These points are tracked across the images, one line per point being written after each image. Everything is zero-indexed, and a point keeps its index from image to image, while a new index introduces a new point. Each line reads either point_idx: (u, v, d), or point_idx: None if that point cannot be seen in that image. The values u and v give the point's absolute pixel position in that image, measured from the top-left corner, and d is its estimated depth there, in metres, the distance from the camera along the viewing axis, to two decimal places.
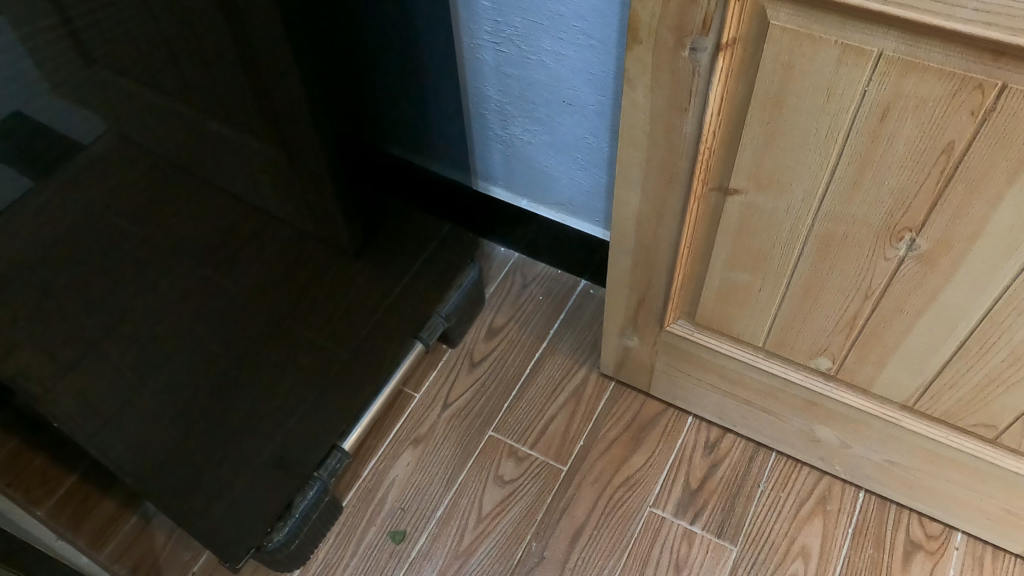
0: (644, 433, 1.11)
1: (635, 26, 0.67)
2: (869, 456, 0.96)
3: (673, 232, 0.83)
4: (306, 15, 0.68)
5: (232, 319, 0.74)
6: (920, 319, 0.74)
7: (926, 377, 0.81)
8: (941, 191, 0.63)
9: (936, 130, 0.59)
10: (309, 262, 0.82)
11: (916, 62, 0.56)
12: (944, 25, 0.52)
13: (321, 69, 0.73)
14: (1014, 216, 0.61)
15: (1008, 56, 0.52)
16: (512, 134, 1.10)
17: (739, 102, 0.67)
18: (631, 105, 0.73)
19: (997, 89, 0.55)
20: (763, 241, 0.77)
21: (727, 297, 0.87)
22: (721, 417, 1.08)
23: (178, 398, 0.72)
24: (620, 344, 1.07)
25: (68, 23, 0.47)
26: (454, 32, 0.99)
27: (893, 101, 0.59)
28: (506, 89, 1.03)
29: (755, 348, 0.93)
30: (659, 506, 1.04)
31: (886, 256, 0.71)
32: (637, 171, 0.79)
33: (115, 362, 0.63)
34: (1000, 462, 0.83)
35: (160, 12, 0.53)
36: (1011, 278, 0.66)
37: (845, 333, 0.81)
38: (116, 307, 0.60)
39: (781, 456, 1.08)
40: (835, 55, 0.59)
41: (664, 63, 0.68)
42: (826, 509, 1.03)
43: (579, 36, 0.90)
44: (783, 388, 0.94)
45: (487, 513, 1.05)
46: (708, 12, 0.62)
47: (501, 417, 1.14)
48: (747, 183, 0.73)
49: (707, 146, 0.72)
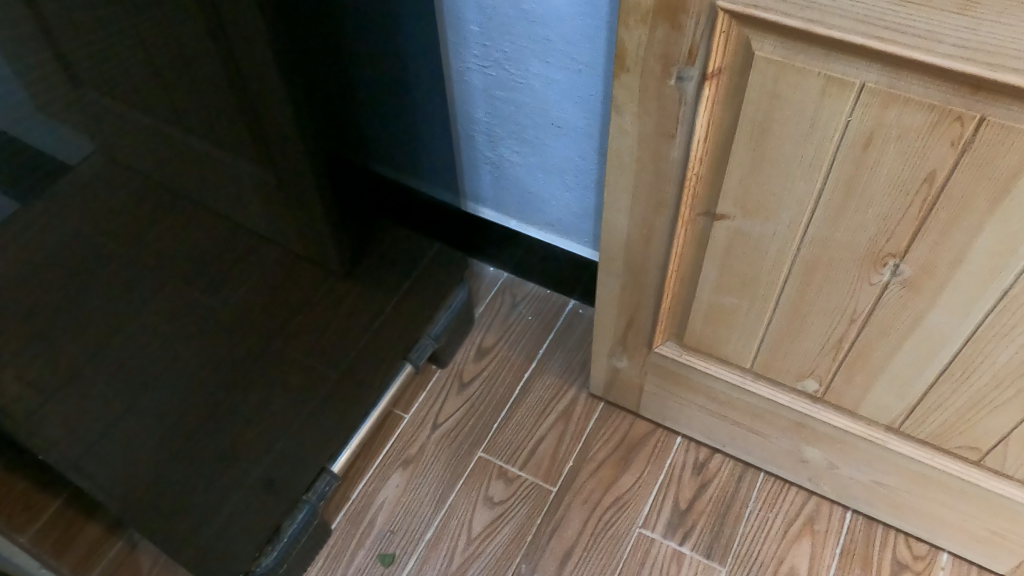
0: (633, 453, 1.11)
1: (622, 55, 0.68)
2: (855, 476, 0.97)
3: (661, 255, 0.84)
4: (295, 43, 0.69)
5: (221, 344, 0.74)
6: (904, 343, 0.75)
7: (910, 400, 0.82)
8: (924, 218, 0.64)
9: (918, 160, 0.60)
10: (299, 286, 0.82)
11: (897, 93, 0.57)
12: (923, 59, 0.53)
13: (311, 95, 0.73)
14: (994, 244, 0.62)
15: (986, 90, 0.54)
16: (501, 156, 1.10)
17: (726, 130, 0.68)
18: (619, 131, 0.74)
19: (976, 121, 0.56)
20: (749, 265, 0.78)
21: (715, 319, 0.88)
22: (710, 437, 1.08)
23: (165, 422, 0.72)
24: (609, 365, 1.07)
25: (56, 49, 0.47)
26: (444, 55, 1.00)
27: (875, 131, 0.60)
28: (494, 111, 1.04)
29: (743, 369, 0.93)
30: (649, 526, 1.05)
31: (870, 281, 0.71)
32: (625, 196, 0.80)
33: (101, 386, 0.63)
34: (985, 483, 0.84)
35: (150, 43, 0.54)
36: (993, 303, 0.67)
37: (831, 355, 0.82)
38: (101, 332, 0.60)
39: (769, 476, 1.08)
40: (819, 85, 0.60)
41: (651, 91, 0.69)
42: (814, 529, 1.03)
43: (566, 61, 0.91)
44: (771, 409, 0.95)
45: (476, 534, 1.05)
46: (694, 42, 0.63)
47: (490, 438, 1.14)
48: (733, 209, 0.74)
49: (695, 172, 0.73)
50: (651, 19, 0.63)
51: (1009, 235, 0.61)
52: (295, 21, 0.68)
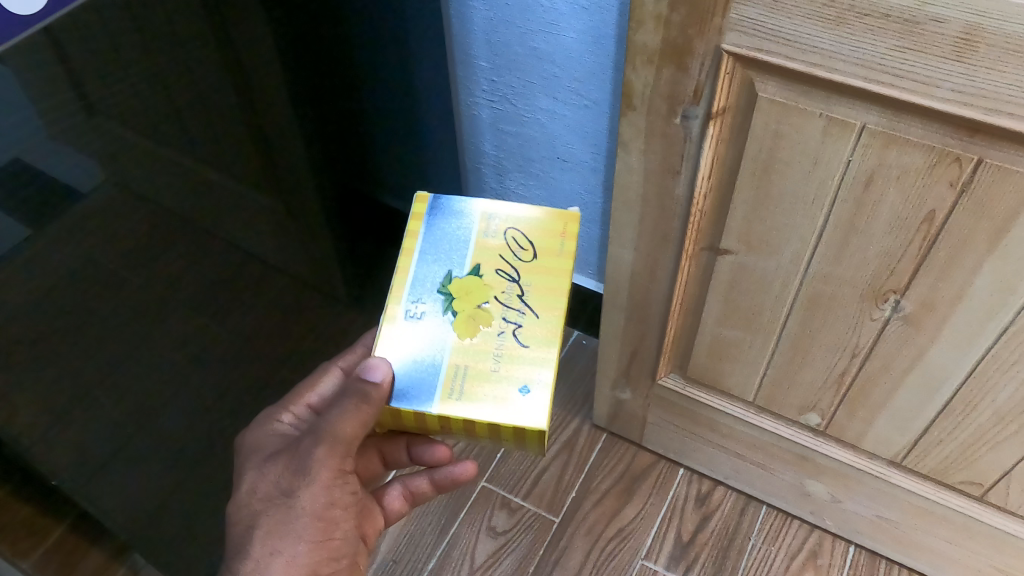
0: (637, 485, 1.11)
1: (629, 94, 0.69)
2: (857, 510, 0.97)
3: (665, 287, 0.85)
4: (307, 78, 0.70)
5: (237, 371, 0.75)
6: (906, 377, 0.76)
7: (912, 435, 0.82)
8: (924, 256, 0.65)
9: (918, 200, 0.62)
10: (313, 316, 0.82)
11: (897, 134, 0.59)
12: (923, 103, 0.55)
13: (323, 128, 0.75)
14: (993, 282, 0.63)
15: (983, 133, 0.55)
16: (507, 188, 1.12)
17: (730, 168, 0.70)
18: (625, 167, 0.76)
19: (974, 163, 0.57)
20: (753, 298, 0.79)
21: (718, 352, 0.89)
22: (714, 469, 1.09)
23: (173, 448, 0.72)
24: (613, 396, 1.08)
25: (77, 88, 0.48)
26: (453, 89, 1.02)
27: (876, 170, 0.62)
28: (501, 144, 1.06)
29: (746, 402, 0.94)
30: (652, 558, 1.04)
31: (872, 316, 0.72)
32: (630, 231, 0.82)
33: (114, 412, 0.63)
34: (988, 519, 0.85)
35: (175, 88, 0.54)
36: (992, 339, 0.68)
37: (834, 390, 0.83)
38: (115, 362, 0.60)
39: (772, 509, 1.08)
40: (821, 126, 0.61)
41: (657, 129, 0.70)
42: (817, 563, 1.03)
43: (573, 96, 0.93)
44: (774, 442, 0.96)
45: (479, 565, 1.05)
46: (700, 82, 0.64)
47: (494, 468, 1.14)
48: (737, 245, 0.75)
49: (699, 208, 0.74)
50: (658, 60, 0.65)
51: (1008, 274, 0.62)
52: (310, 58, 0.70)
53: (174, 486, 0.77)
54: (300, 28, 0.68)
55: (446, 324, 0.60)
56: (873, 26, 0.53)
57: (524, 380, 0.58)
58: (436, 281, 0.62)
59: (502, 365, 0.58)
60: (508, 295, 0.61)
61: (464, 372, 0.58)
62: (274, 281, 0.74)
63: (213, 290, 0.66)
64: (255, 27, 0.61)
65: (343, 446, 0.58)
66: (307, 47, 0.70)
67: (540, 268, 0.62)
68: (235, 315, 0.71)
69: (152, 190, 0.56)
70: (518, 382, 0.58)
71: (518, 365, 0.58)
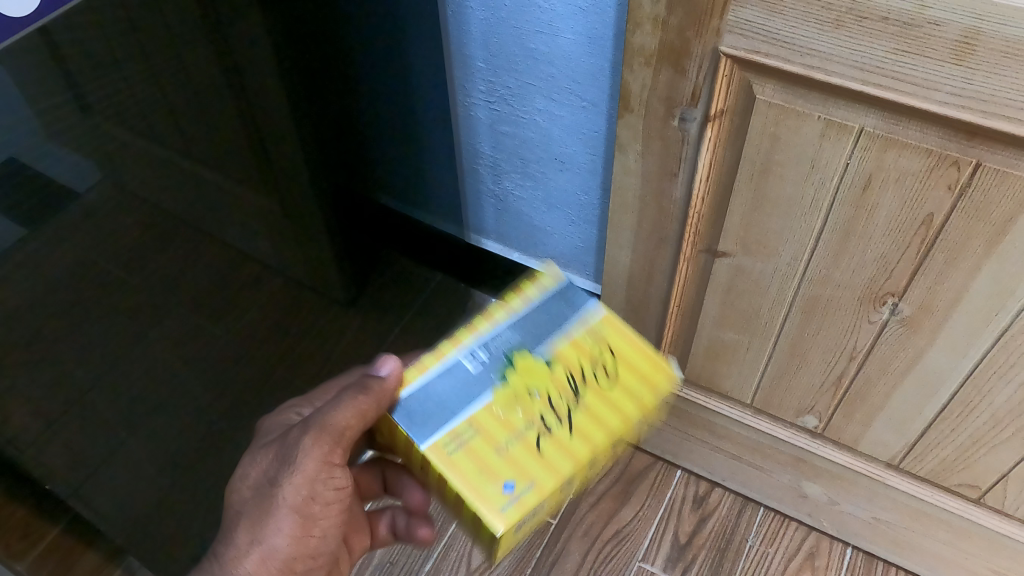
0: (634, 486, 1.11)
1: (627, 96, 0.69)
2: (854, 512, 0.97)
3: (662, 289, 0.85)
4: (303, 80, 0.70)
5: (233, 374, 0.74)
6: (904, 380, 0.76)
7: (909, 437, 0.82)
8: (922, 259, 0.65)
9: (916, 203, 0.61)
10: (310, 318, 0.82)
11: (895, 137, 0.59)
12: (921, 106, 0.55)
13: (319, 128, 0.74)
14: (991, 285, 0.63)
15: (981, 136, 0.55)
16: (504, 189, 1.12)
17: (727, 170, 0.69)
18: (623, 169, 0.75)
19: (972, 166, 0.57)
20: (751, 301, 0.79)
21: (716, 354, 0.88)
22: (711, 471, 1.09)
23: (168, 451, 0.72)
24: None
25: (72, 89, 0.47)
26: (450, 90, 1.02)
27: (874, 173, 0.61)
28: (498, 145, 1.05)
29: (743, 405, 0.94)
30: (649, 560, 1.04)
31: (870, 319, 0.72)
32: (628, 233, 0.81)
33: (109, 416, 0.63)
34: (985, 521, 0.85)
35: (170, 90, 0.54)
36: (990, 343, 0.68)
37: (831, 392, 0.83)
38: (110, 365, 0.60)
39: (769, 511, 1.08)
40: (819, 129, 0.61)
41: (655, 131, 0.70)
42: (814, 565, 1.03)
43: (571, 98, 0.93)
44: (771, 444, 0.96)
45: (476, 567, 1.05)
46: (698, 85, 0.64)
47: None
48: (735, 247, 0.75)
49: (697, 210, 0.74)
50: (655, 62, 0.65)
51: (1006, 277, 0.62)
52: (306, 60, 0.70)
53: (169, 489, 0.76)
54: (296, 29, 0.68)
55: (490, 387, 0.55)
56: (871, 29, 0.53)
57: (514, 477, 0.51)
58: (507, 343, 0.57)
59: (512, 448, 0.53)
60: (552, 407, 0.55)
61: (471, 437, 0.53)
62: (270, 284, 0.73)
63: (209, 293, 0.66)
64: (250, 28, 0.60)
65: (329, 440, 0.57)
66: (303, 48, 0.69)
67: (605, 400, 0.55)
68: (231, 318, 0.70)
69: (147, 193, 0.55)
70: (509, 476, 0.51)
71: (523, 463, 0.52)
